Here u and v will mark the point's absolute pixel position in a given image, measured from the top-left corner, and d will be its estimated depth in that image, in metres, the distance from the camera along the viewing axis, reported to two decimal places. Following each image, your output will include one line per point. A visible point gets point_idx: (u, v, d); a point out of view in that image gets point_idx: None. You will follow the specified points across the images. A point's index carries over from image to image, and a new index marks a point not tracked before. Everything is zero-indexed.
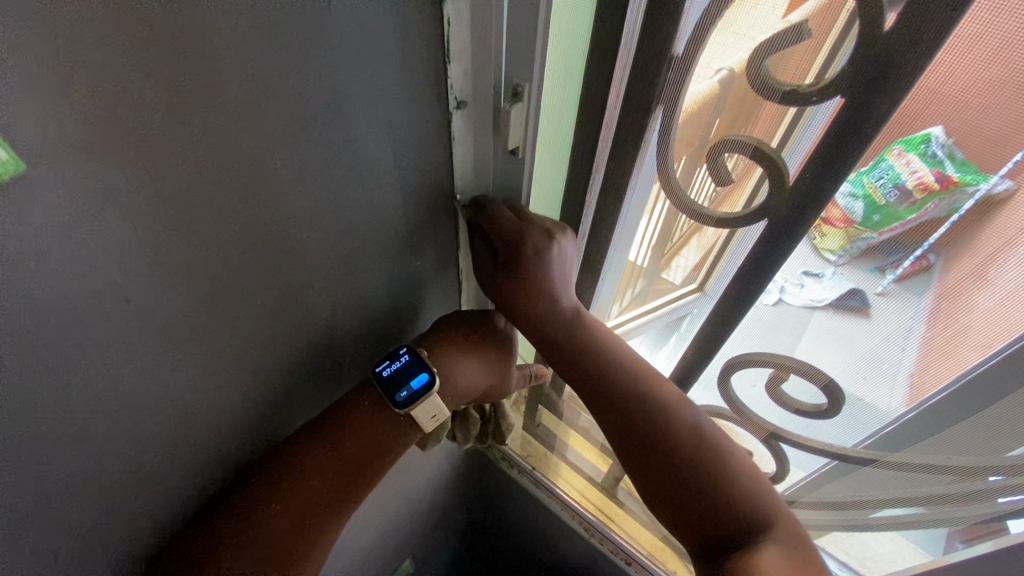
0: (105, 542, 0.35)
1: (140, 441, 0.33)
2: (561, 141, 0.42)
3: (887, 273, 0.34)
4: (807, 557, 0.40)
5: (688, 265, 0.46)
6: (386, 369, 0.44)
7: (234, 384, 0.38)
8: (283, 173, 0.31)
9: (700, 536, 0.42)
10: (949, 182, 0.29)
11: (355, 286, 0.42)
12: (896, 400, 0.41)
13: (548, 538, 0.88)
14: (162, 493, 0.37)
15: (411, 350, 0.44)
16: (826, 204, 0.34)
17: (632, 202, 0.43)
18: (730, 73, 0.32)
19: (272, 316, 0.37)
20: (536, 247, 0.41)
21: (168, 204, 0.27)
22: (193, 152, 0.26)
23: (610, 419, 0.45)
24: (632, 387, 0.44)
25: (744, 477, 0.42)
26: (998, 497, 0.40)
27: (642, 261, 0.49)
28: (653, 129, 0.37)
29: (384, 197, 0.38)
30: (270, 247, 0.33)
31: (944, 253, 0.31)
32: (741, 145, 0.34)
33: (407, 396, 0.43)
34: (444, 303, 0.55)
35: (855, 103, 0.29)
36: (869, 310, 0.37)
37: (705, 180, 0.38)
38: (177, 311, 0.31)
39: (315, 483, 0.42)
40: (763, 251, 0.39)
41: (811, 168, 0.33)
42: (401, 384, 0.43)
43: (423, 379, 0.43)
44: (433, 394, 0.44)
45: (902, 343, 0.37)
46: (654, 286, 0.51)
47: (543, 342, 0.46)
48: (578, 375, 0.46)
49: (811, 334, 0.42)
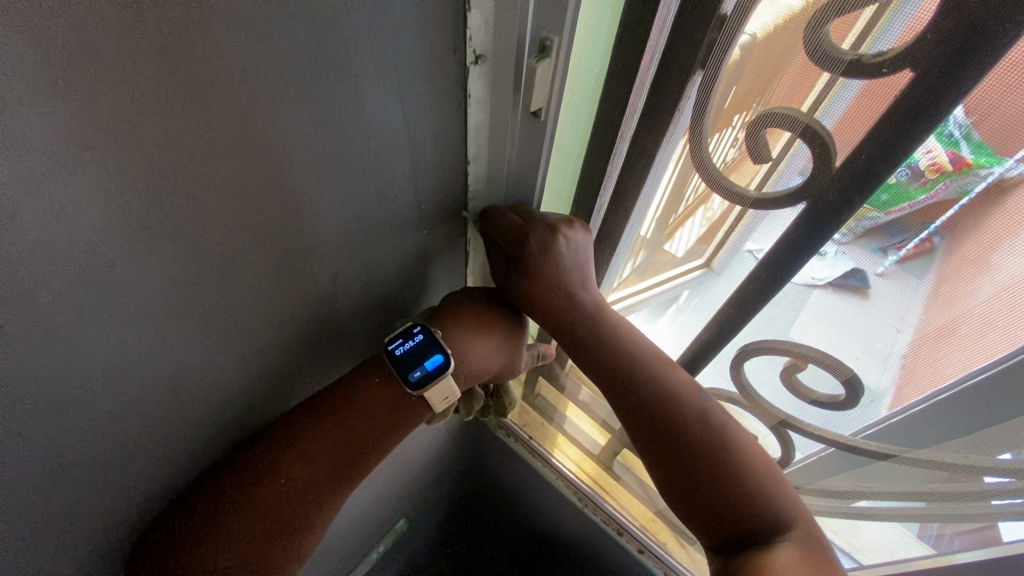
0: (98, 514, 0.34)
1: (132, 412, 0.32)
2: (586, 105, 0.38)
3: (890, 254, 0.34)
4: (826, 560, 0.39)
5: (694, 237, 0.44)
6: (399, 348, 0.42)
7: (232, 355, 0.36)
8: (284, 128, 0.28)
9: (721, 531, 0.41)
10: (963, 163, 0.28)
11: (359, 253, 0.39)
12: (886, 378, 0.41)
13: (542, 505, 0.89)
14: (157, 461, 0.36)
15: (425, 330, 0.42)
16: (878, 185, 0.31)
17: (658, 171, 0.40)
18: (751, 38, 0.29)
19: (271, 283, 0.35)
20: (540, 243, 0.41)
21: (157, 159, 0.24)
22: (184, 102, 0.23)
23: (632, 414, 0.43)
24: (652, 382, 0.43)
25: (763, 474, 0.41)
26: (991, 500, 0.42)
27: (648, 233, 0.47)
28: (689, 97, 0.34)
29: (393, 160, 0.35)
30: (272, 212, 0.31)
31: (949, 236, 0.31)
32: (762, 115, 0.32)
33: (421, 377, 0.41)
34: (450, 272, 0.53)
35: (928, 76, 0.26)
36: (869, 290, 0.36)
37: (728, 153, 0.36)
38: (169, 278, 0.28)
39: (320, 455, 0.41)
40: (803, 231, 0.36)
41: (867, 150, 0.30)
42: (415, 364, 0.41)
43: (438, 360, 0.42)
44: (446, 376, 0.42)
45: (897, 326, 0.37)
46: (655, 259, 0.50)
47: (564, 336, 0.45)
48: (597, 369, 0.44)
49: (808, 311, 0.41)
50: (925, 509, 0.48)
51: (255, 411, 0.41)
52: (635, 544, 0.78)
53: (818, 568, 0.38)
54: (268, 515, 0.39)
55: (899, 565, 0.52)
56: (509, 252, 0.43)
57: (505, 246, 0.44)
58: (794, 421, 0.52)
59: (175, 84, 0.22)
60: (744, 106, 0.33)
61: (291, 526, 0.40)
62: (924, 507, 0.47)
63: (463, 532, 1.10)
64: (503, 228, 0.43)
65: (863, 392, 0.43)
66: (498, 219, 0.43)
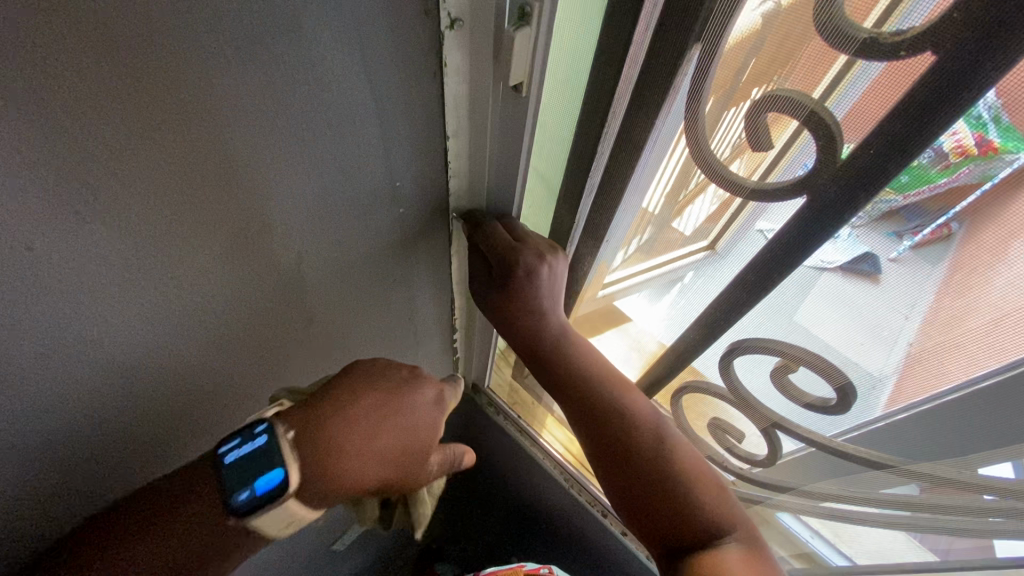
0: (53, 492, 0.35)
1: (73, 390, 0.31)
2: (574, 84, 0.35)
3: (905, 239, 0.30)
4: (761, 558, 0.45)
5: (703, 216, 0.40)
6: (230, 452, 0.36)
7: (183, 333, 0.35)
8: (220, 97, 0.25)
9: (671, 536, 0.47)
10: (989, 148, 0.25)
11: (328, 233, 0.38)
12: (888, 367, 0.38)
13: (529, 482, 0.90)
14: (117, 430, 0.36)
15: (267, 432, 0.37)
16: (885, 183, 0.29)
17: (652, 156, 0.36)
18: (775, 7, 0.25)
19: (229, 263, 0.33)
20: (527, 267, 0.45)
21: (66, 132, 0.22)
22: (89, 67, 0.21)
23: (590, 426, 0.50)
24: (605, 394, 0.50)
25: (705, 487, 0.47)
26: (990, 517, 0.41)
27: (654, 209, 0.42)
28: (685, 74, 0.30)
29: (360, 138, 0.33)
30: (219, 188, 0.29)
31: (969, 223, 0.28)
32: (786, 92, 0.28)
33: (248, 500, 0.36)
34: (433, 254, 0.51)
35: (948, 61, 0.23)
36: (880, 277, 0.33)
37: (738, 133, 0.31)
38: (103, 259, 0.27)
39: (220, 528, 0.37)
40: (804, 223, 0.33)
41: (878, 144, 0.27)
42: (242, 484, 0.36)
43: (274, 480, 0.36)
44: (282, 502, 0.37)
45: (905, 311, 0.34)
46: (663, 237, 0.45)
47: (533, 355, 0.52)
48: (558, 385, 0.51)
49: (815, 293, 0.38)
50: (909, 518, 0.48)
51: (221, 380, 0.41)
52: (619, 527, 0.78)
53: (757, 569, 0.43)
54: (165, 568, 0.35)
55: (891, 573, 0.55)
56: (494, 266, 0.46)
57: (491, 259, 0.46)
58: (786, 424, 0.51)
59: (75, 42, 0.20)
60: (762, 79, 0.28)
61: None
62: (907, 516, 0.48)
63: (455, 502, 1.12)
64: (492, 243, 0.45)
65: (855, 400, 0.42)
66: (488, 234, 0.45)
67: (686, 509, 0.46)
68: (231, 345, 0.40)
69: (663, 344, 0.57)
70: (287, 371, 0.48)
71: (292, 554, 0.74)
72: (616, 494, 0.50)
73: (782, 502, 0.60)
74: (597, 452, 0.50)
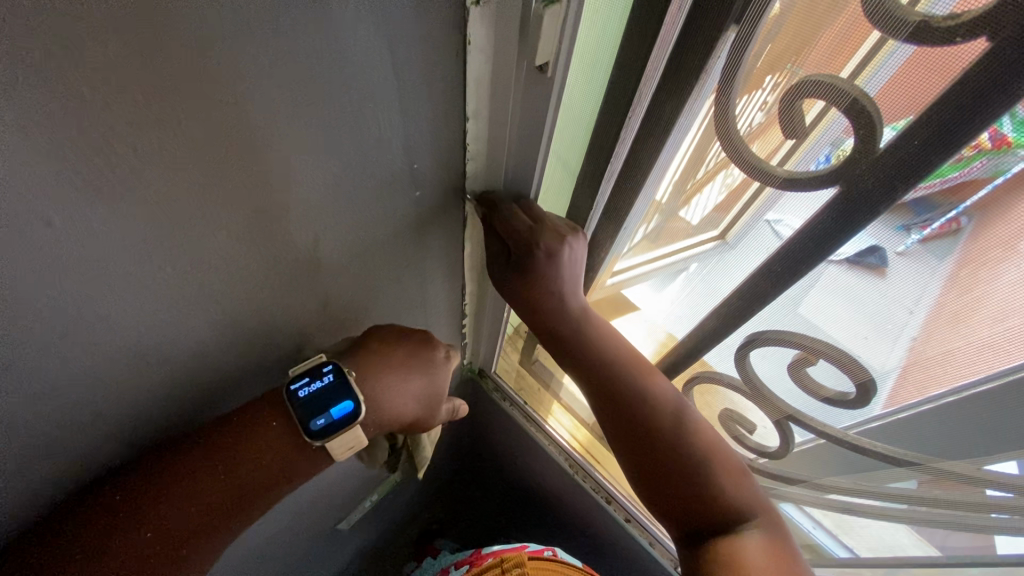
0: (69, 455, 0.35)
1: (91, 366, 0.31)
2: (600, 65, 0.34)
3: (913, 233, 0.31)
4: (783, 542, 0.46)
5: (710, 206, 0.40)
6: (303, 390, 0.42)
7: (198, 313, 0.35)
8: (240, 71, 0.25)
9: (694, 520, 0.48)
10: (1003, 141, 0.25)
11: (344, 214, 0.37)
12: (892, 359, 0.39)
13: (534, 467, 0.91)
14: (132, 402, 0.36)
15: (336, 372, 0.43)
16: (926, 174, 0.28)
17: (676, 141, 0.35)
18: None
19: (245, 242, 0.33)
20: (547, 249, 0.44)
21: (83, 105, 0.21)
22: (108, 37, 0.20)
23: (613, 409, 0.51)
24: (627, 379, 0.51)
25: (727, 472, 0.48)
26: (993, 513, 0.42)
27: (663, 199, 0.42)
28: (719, 57, 0.29)
29: (380, 117, 0.32)
30: (239, 168, 0.28)
31: (978, 218, 0.29)
32: (800, 78, 0.28)
33: (324, 425, 0.42)
34: (448, 238, 0.50)
35: (1007, 49, 0.22)
36: (886, 270, 0.34)
37: (754, 118, 0.31)
38: (121, 237, 0.27)
39: (235, 475, 0.41)
40: (833, 218, 0.33)
41: (922, 135, 0.26)
42: (319, 411, 0.42)
43: (346, 408, 0.43)
44: (352, 426, 0.43)
45: (910, 307, 0.35)
46: (669, 226, 0.45)
47: (553, 340, 0.52)
48: (580, 368, 0.52)
49: (818, 288, 0.38)
50: (914, 512, 0.49)
51: (237, 359, 0.41)
52: (623, 512, 0.79)
53: (780, 554, 0.44)
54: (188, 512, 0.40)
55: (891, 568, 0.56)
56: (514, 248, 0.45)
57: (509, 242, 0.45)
58: (799, 417, 0.50)
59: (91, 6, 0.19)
60: (776, 67, 0.28)
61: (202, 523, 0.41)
62: (913, 509, 0.48)
63: (459, 483, 1.13)
64: (509, 225, 0.43)
65: (875, 395, 0.42)
66: (504, 216, 0.43)
67: (710, 494, 0.47)
68: (247, 326, 0.39)
69: (674, 336, 0.57)
70: (302, 353, 0.48)
71: (301, 531, 0.75)
72: (639, 477, 0.51)
73: (785, 493, 0.61)
74: (620, 436, 0.51)
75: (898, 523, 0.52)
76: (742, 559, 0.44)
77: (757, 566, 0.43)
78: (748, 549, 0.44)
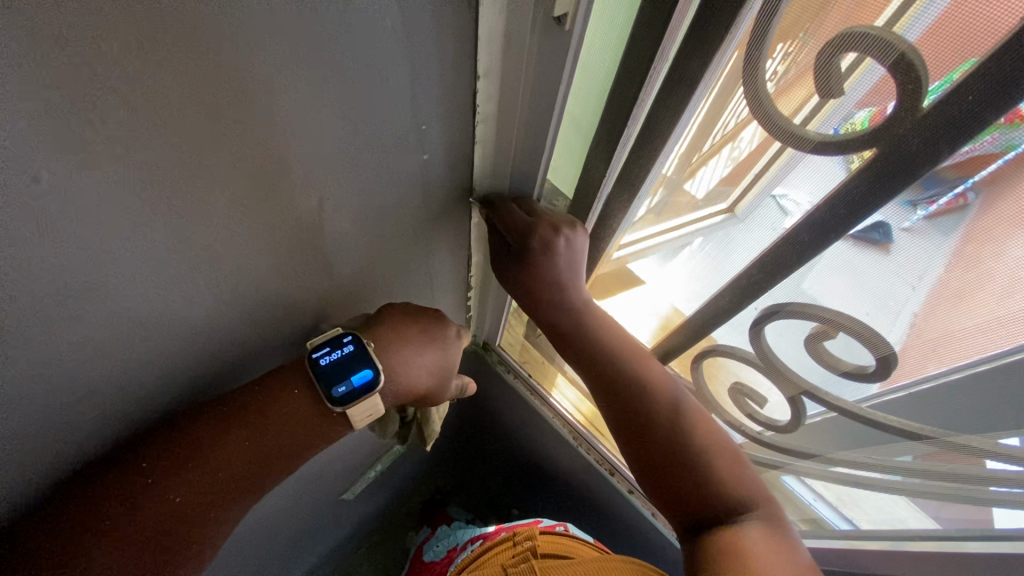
0: (74, 429, 0.34)
1: (90, 332, 0.30)
2: (619, 18, 0.32)
3: (919, 208, 0.31)
4: (781, 529, 0.45)
5: (716, 179, 0.39)
6: (325, 358, 0.41)
7: (197, 282, 0.33)
8: (231, 9, 0.22)
9: (694, 510, 0.48)
10: (1017, 115, 0.24)
11: (346, 178, 0.35)
12: (894, 336, 0.39)
13: (538, 439, 0.91)
14: (135, 375, 0.35)
15: (356, 341, 0.42)
16: (977, 134, 0.26)
17: (698, 101, 0.33)
18: None
19: (243, 206, 0.31)
20: (543, 242, 0.45)
21: (58, 50, 0.19)
22: None
23: (612, 400, 0.51)
24: (626, 368, 0.51)
25: (725, 461, 0.48)
26: (990, 486, 0.43)
27: (670, 171, 0.41)
28: (751, 8, 0.26)
29: (383, 74, 0.30)
30: (233, 122, 0.26)
31: (986, 193, 0.28)
32: (811, 49, 0.27)
33: (346, 392, 0.41)
34: (453, 206, 0.48)
35: None
36: (890, 246, 0.33)
37: (768, 86, 0.30)
38: (112, 195, 0.25)
39: (255, 444, 0.42)
40: (862, 187, 0.32)
41: (978, 87, 0.24)
42: (340, 379, 0.41)
43: (366, 376, 0.42)
44: (372, 395, 0.43)
45: (913, 282, 0.34)
46: (673, 200, 0.44)
47: (553, 329, 0.52)
48: (580, 359, 0.52)
49: (822, 266, 0.38)
50: (918, 485, 0.49)
51: (240, 330, 0.40)
52: (626, 484, 0.79)
53: (779, 540, 0.44)
54: (214, 478, 0.40)
55: (893, 543, 0.54)
56: (512, 242, 0.46)
57: (508, 236, 0.46)
58: (815, 391, 0.50)
59: None
60: (789, 35, 0.27)
61: (228, 489, 0.42)
62: (921, 482, 0.48)
63: (464, 453, 1.14)
64: (508, 220, 0.45)
65: (895, 366, 0.41)
66: (504, 212, 0.45)
67: (709, 482, 0.47)
68: (248, 296, 0.38)
69: (681, 311, 0.56)
70: (306, 323, 0.46)
71: (308, 501, 0.76)
72: (639, 467, 0.51)
73: (792, 467, 0.61)
74: (620, 427, 0.51)
75: (898, 496, 0.52)
76: (743, 547, 0.43)
77: (759, 554, 0.42)
78: (747, 536, 0.44)
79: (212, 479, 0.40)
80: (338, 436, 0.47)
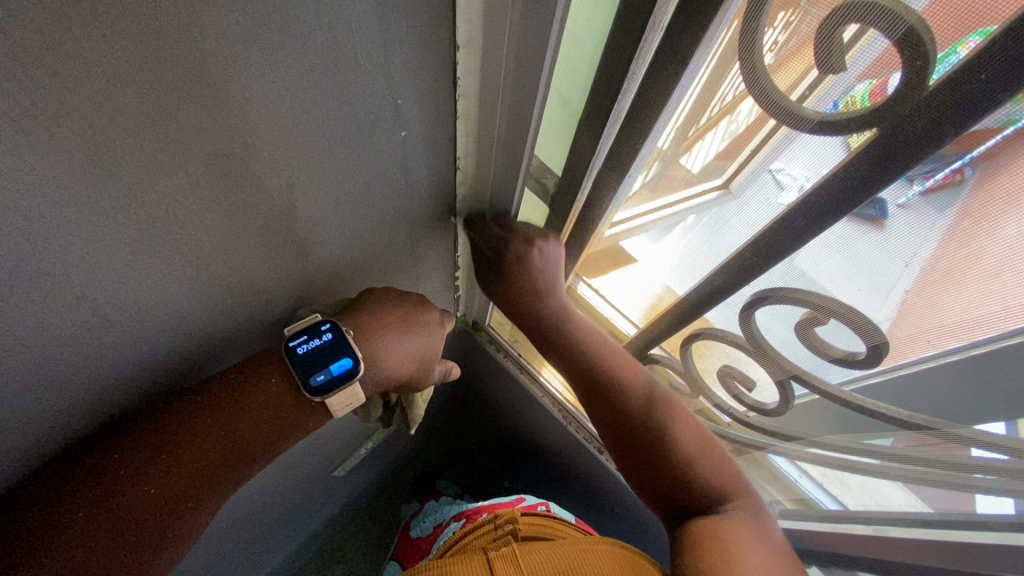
0: (41, 422, 0.33)
1: (48, 323, 0.29)
2: None
3: (915, 183, 0.29)
4: (759, 516, 0.50)
5: (713, 153, 0.38)
6: (302, 347, 0.40)
7: (163, 269, 0.32)
8: None
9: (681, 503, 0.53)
10: None
11: (320, 158, 0.33)
12: (883, 313, 0.37)
13: (528, 418, 0.91)
14: (102, 366, 0.34)
15: (334, 329, 0.41)
16: (982, 117, 0.24)
17: (693, 74, 0.31)
18: None
19: (208, 190, 0.29)
20: (518, 252, 0.54)
21: None
22: None
23: (598, 406, 0.56)
24: (608, 371, 0.56)
25: (705, 456, 0.53)
26: (976, 473, 0.42)
27: (665, 144, 0.39)
28: None
29: (356, 46, 0.28)
30: (189, 100, 0.24)
31: (984, 167, 0.27)
32: (813, 17, 0.25)
33: (324, 381, 0.40)
34: (436, 185, 0.46)
35: None
36: (885, 222, 0.32)
37: (767, 57, 0.28)
38: (59, 179, 0.23)
39: (228, 437, 0.41)
40: (866, 172, 0.30)
41: (989, 69, 0.22)
42: (319, 367, 0.40)
43: (346, 365, 0.41)
44: (352, 383, 0.41)
45: (906, 259, 0.33)
46: (668, 174, 0.42)
47: (539, 332, 0.58)
48: (567, 364, 0.57)
49: (815, 243, 0.36)
50: (907, 470, 0.49)
51: (214, 315, 0.39)
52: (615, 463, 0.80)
53: (756, 526, 0.49)
54: (186, 472, 0.39)
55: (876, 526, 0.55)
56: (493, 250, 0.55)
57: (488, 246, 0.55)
58: (805, 376, 0.49)
59: None
60: (790, 2, 0.25)
61: (201, 484, 0.41)
62: (909, 467, 0.48)
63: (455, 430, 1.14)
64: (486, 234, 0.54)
65: (886, 354, 0.40)
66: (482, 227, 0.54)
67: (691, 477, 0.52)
68: (220, 282, 0.36)
69: (673, 292, 0.55)
70: (285, 307, 0.45)
71: (296, 480, 0.76)
72: (630, 469, 0.56)
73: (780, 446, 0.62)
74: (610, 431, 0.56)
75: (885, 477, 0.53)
76: (724, 534, 0.48)
77: (738, 539, 0.47)
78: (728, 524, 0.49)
79: (182, 475, 0.39)
80: (315, 425, 0.46)
